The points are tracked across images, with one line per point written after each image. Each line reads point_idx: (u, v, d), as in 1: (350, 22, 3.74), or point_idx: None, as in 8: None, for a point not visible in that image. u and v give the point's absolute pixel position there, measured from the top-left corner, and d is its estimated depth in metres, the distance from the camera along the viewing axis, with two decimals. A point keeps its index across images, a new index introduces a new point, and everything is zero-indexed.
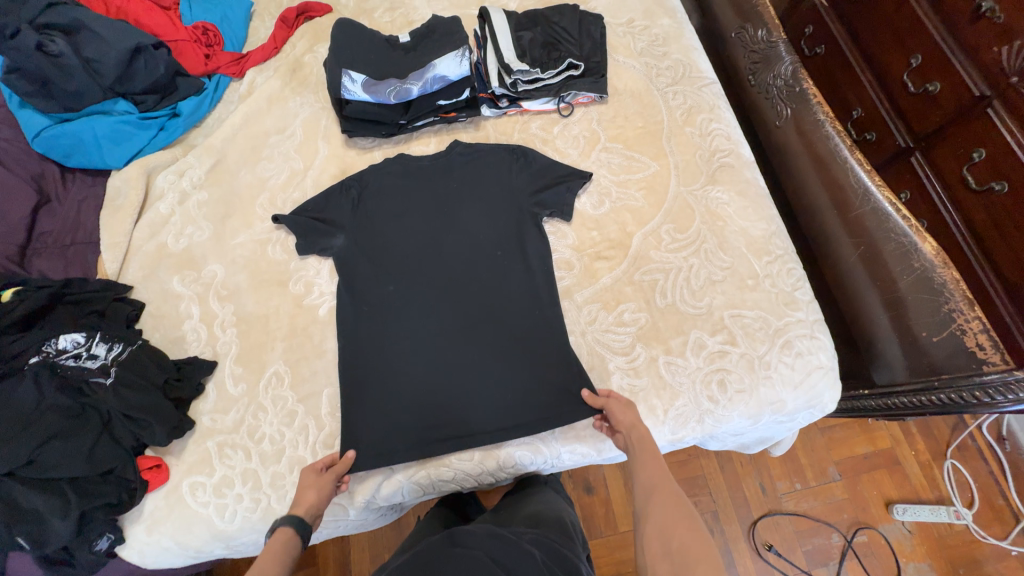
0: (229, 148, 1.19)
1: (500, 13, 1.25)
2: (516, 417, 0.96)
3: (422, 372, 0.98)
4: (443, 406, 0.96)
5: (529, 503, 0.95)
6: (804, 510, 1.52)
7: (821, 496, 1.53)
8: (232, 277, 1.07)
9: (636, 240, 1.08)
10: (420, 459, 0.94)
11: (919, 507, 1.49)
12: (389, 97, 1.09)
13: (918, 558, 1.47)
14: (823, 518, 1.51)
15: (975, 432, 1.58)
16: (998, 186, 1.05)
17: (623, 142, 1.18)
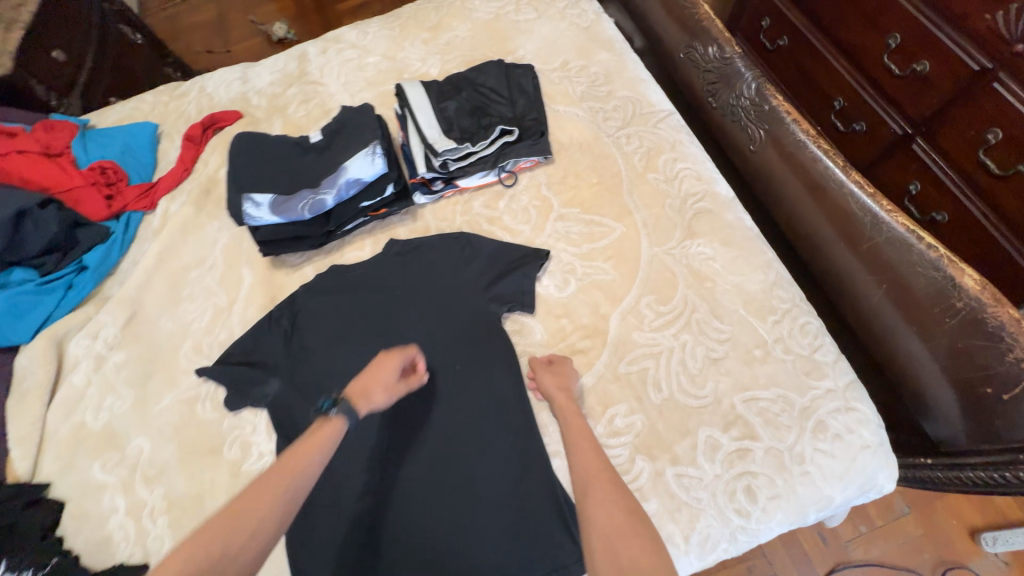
0: (147, 294, 1.07)
1: (418, 86, 1.11)
2: None
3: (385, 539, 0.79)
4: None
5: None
6: (876, 557, 1.25)
7: (892, 536, 1.27)
8: (159, 450, 0.92)
9: (613, 323, 0.92)
10: None
11: (1013, 534, 1.19)
12: (302, 213, 0.95)
13: None
14: (901, 564, 1.24)
15: None
16: None
17: (579, 204, 1.03)
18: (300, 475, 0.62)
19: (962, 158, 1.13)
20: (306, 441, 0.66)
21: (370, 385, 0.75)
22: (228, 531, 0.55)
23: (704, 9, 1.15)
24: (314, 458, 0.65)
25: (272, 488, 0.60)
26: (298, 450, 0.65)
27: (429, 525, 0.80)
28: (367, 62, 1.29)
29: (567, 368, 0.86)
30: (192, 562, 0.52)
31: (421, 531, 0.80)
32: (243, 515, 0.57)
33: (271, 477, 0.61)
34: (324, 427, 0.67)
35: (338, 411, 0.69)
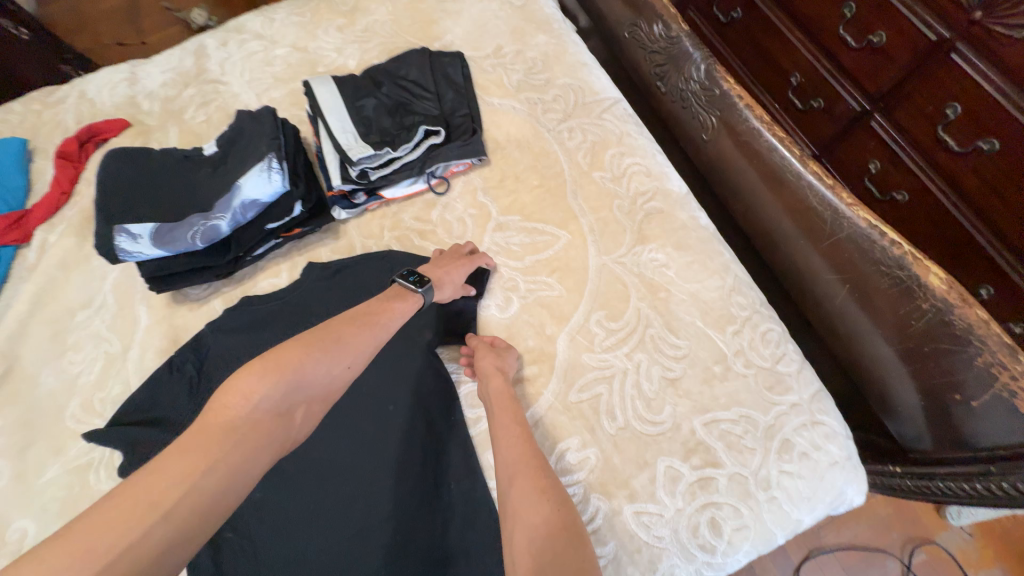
0: (24, 345, 0.91)
1: (329, 83, 0.97)
2: None
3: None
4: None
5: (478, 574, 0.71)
6: (850, 539, 1.19)
7: (862, 515, 1.20)
8: (45, 532, 0.79)
9: (561, 345, 0.82)
10: None
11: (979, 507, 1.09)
12: (193, 242, 0.82)
13: (988, 564, 1.16)
14: (873, 543, 1.18)
15: None
16: (987, 146, 0.94)
17: (520, 211, 0.92)
18: (387, 325, 0.70)
19: (921, 136, 1.07)
20: (389, 304, 0.72)
21: (445, 276, 0.79)
22: (319, 357, 0.60)
23: None
24: (397, 320, 0.72)
25: (355, 343, 0.65)
26: (392, 310, 0.71)
27: None
28: (274, 55, 1.12)
29: (508, 353, 0.80)
30: (296, 373, 0.58)
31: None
32: (333, 342, 0.63)
33: (361, 328, 0.66)
34: (407, 297, 0.74)
35: (421, 293, 0.75)
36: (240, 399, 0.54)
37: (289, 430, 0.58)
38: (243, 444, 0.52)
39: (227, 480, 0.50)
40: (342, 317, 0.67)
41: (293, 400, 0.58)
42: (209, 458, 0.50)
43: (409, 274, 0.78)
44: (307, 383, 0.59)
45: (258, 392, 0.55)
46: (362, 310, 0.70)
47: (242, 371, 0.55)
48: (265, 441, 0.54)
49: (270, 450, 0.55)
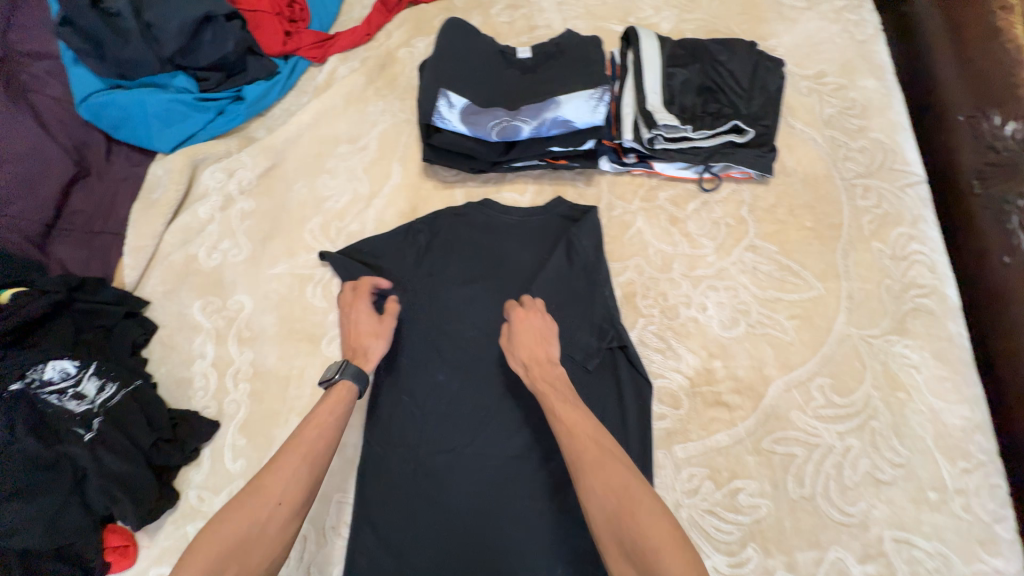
0: (290, 150, 0.99)
1: (653, 39, 0.95)
2: None
3: (449, 504, 0.75)
4: (461, 559, 0.72)
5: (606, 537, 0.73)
6: None
7: None
8: (259, 315, 0.88)
9: (774, 389, 0.79)
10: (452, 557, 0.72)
11: None
12: (490, 133, 0.83)
13: None
14: None
15: None
16: None
17: (779, 243, 0.88)
18: (319, 443, 0.65)
19: None
20: (317, 413, 0.68)
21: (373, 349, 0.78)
22: (247, 513, 0.58)
23: None
24: (328, 428, 0.67)
25: (284, 475, 0.61)
26: (320, 416, 0.68)
27: (497, 510, 0.75)
28: None
29: (529, 320, 0.78)
30: (223, 534, 0.56)
31: (485, 512, 0.74)
32: (256, 487, 0.60)
33: (286, 460, 0.62)
34: (341, 392, 0.71)
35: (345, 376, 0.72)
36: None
37: None
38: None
39: None
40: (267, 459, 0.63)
41: (228, 559, 0.54)
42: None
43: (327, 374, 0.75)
44: (249, 543, 0.56)
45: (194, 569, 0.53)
46: (291, 438, 0.65)
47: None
48: None
49: None
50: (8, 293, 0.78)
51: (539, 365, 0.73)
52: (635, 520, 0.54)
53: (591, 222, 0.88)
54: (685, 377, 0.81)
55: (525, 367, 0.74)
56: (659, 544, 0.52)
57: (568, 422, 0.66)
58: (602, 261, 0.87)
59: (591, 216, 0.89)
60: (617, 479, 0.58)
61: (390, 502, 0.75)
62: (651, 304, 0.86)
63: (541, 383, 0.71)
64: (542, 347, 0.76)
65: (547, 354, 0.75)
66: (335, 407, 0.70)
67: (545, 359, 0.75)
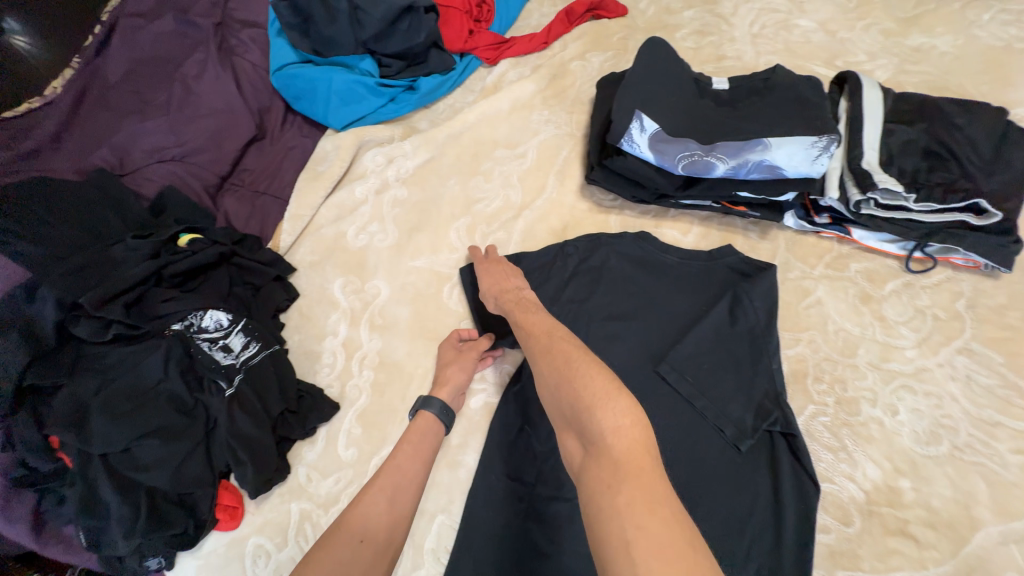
0: (449, 146, 0.99)
1: (875, 88, 0.83)
2: None
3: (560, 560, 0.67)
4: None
5: None
6: None
7: None
8: (394, 305, 0.87)
9: (983, 537, 0.63)
10: None
11: None
12: (679, 166, 0.76)
13: None
14: None
15: None
16: None
17: (1006, 354, 0.72)
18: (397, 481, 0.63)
19: None
20: (399, 453, 0.67)
21: (452, 380, 0.75)
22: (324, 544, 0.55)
23: None
24: (415, 465, 0.65)
25: (369, 506, 0.60)
26: (401, 457, 0.66)
27: None
28: (796, 24, 1.01)
29: (490, 263, 0.82)
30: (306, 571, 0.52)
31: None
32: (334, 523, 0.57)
33: (366, 499, 0.60)
34: (420, 431, 0.70)
35: (420, 409, 0.72)
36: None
37: None
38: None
39: None
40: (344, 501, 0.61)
41: None
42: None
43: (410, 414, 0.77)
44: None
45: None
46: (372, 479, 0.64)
47: None
48: None
49: None
50: (184, 235, 0.83)
51: (510, 293, 0.75)
52: (580, 386, 0.54)
53: (765, 279, 0.78)
54: (860, 490, 0.67)
55: (498, 297, 0.76)
56: (593, 402, 0.51)
57: (528, 327, 0.68)
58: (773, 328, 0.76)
59: (765, 272, 0.78)
60: (563, 359, 0.59)
61: (496, 539, 0.69)
62: (825, 391, 0.73)
63: (509, 304, 0.73)
64: (515, 280, 0.78)
65: (516, 283, 0.77)
66: (415, 448, 0.68)
67: (513, 288, 0.76)
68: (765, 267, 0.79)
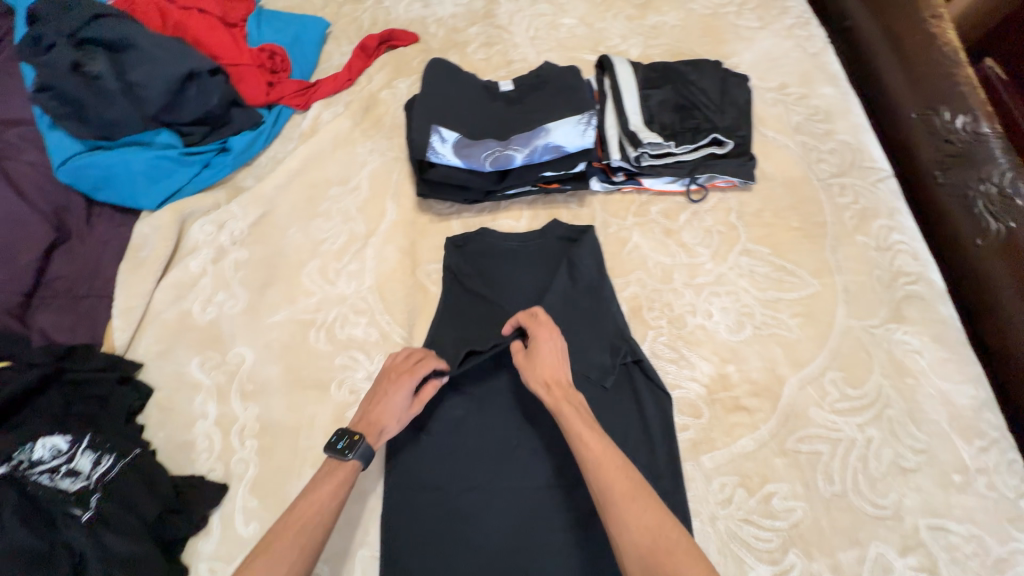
0: (281, 196, 0.99)
1: (626, 64, 1.01)
2: None
3: (482, 545, 0.71)
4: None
5: None
6: None
7: None
8: (262, 367, 0.84)
9: (789, 388, 0.80)
10: None
11: None
12: (484, 164, 0.85)
13: None
14: None
15: None
16: None
17: (771, 245, 0.91)
18: (312, 528, 0.61)
19: None
20: (313, 495, 0.64)
21: (382, 416, 0.71)
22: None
23: (964, 74, 1.01)
24: (328, 506, 0.63)
25: (270, 559, 0.57)
26: (316, 498, 0.63)
27: (532, 546, 0.71)
28: (562, 23, 1.18)
29: (547, 345, 0.75)
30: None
31: (521, 550, 0.70)
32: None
33: (282, 549, 0.58)
34: (340, 471, 0.67)
35: (353, 455, 0.67)
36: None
37: None
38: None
39: None
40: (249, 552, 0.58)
41: None
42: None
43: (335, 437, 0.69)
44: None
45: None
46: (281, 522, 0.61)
47: None
48: None
49: None
50: None
51: (562, 388, 0.71)
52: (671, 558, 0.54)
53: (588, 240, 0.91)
54: (702, 386, 0.81)
55: (547, 390, 0.72)
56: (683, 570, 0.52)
57: (590, 449, 0.64)
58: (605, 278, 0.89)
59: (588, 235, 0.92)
60: (647, 516, 0.57)
61: (420, 550, 0.71)
62: (658, 316, 0.87)
63: (565, 406, 0.69)
64: (563, 368, 0.73)
65: (566, 375, 0.73)
66: (330, 484, 0.65)
67: (558, 381, 0.72)
68: (587, 231, 0.92)
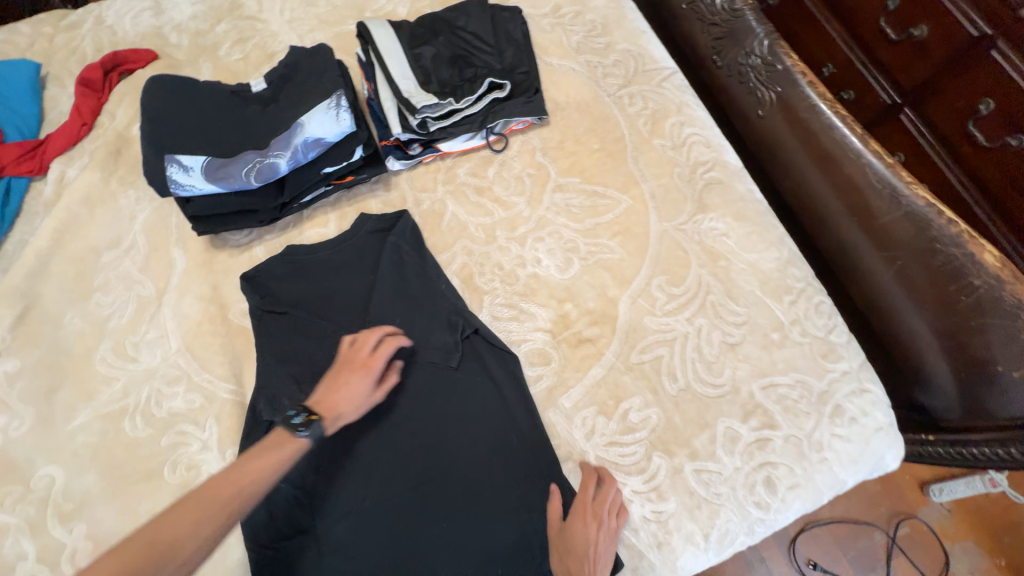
0: (43, 282, 0.84)
1: (385, 27, 0.92)
2: None
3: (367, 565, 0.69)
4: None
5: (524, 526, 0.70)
6: (840, 515, 1.51)
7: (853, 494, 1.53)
8: (77, 480, 0.74)
9: (623, 307, 0.83)
10: None
11: (955, 484, 1.47)
12: (247, 181, 0.77)
13: (962, 537, 1.49)
14: (861, 518, 1.50)
15: None
16: (1014, 141, 0.96)
17: (579, 173, 0.91)
18: (239, 500, 0.57)
19: (964, 148, 1.06)
20: (251, 465, 0.60)
21: (343, 402, 0.69)
22: (144, 566, 0.50)
23: None
24: (258, 488, 0.59)
25: (193, 524, 0.54)
26: (250, 469, 0.60)
27: (420, 545, 0.70)
28: None
29: (586, 535, 0.67)
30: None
31: (408, 555, 0.69)
32: (168, 540, 0.52)
33: (200, 511, 0.55)
34: (286, 445, 0.63)
35: (307, 432, 0.63)
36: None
37: None
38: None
39: None
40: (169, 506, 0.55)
41: None
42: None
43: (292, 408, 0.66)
44: None
45: None
46: (210, 482, 0.57)
47: None
48: None
49: None
50: None
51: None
52: None
53: (581, 531, 0.66)
54: (545, 333, 0.82)
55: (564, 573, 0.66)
56: None
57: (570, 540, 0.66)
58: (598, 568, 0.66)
59: (586, 533, 0.67)
60: None
61: None
62: (490, 278, 0.85)
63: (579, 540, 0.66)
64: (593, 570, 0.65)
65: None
66: (271, 457, 0.61)
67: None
68: (586, 524, 0.67)
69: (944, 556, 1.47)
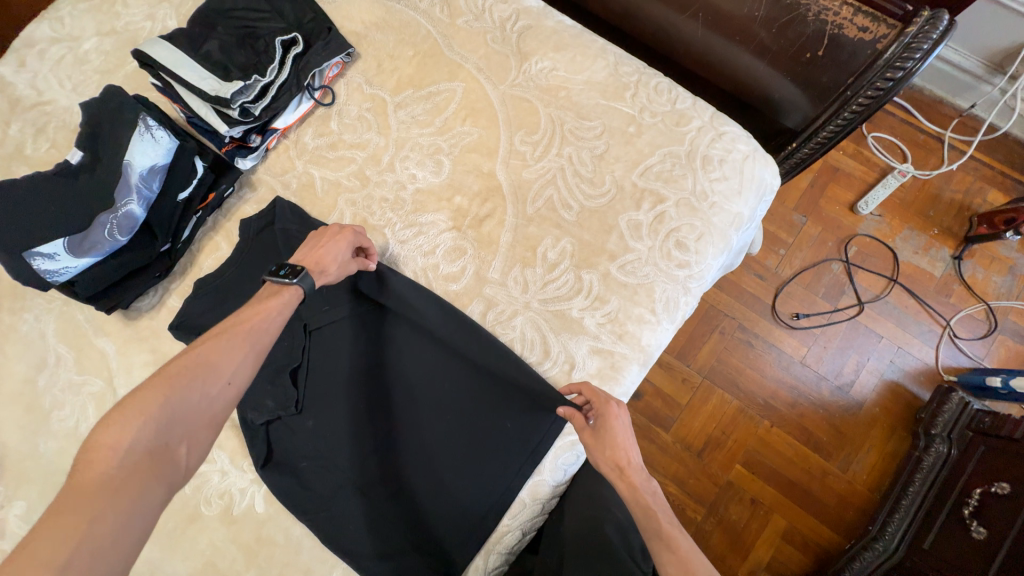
0: (2, 429, 0.87)
1: (159, 42, 0.91)
2: (515, 451, 0.78)
3: (394, 486, 0.80)
4: (454, 505, 0.78)
5: (498, 404, 0.79)
6: (800, 266, 1.52)
7: (803, 245, 1.54)
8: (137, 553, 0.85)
9: (501, 174, 0.89)
10: (433, 518, 0.78)
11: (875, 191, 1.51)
12: (116, 238, 0.83)
13: (900, 231, 1.52)
14: (817, 260, 1.52)
15: (889, 108, 1.59)
16: None
17: (409, 85, 0.95)
18: (261, 331, 0.65)
19: None
20: (259, 305, 0.68)
21: (325, 257, 0.76)
22: (191, 384, 0.56)
23: None
24: (273, 322, 0.67)
25: (217, 355, 0.60)
26: (254, 312, 0.66)
27: (441, 450, 0.79)
28: (85, 51, 1.01)
29: (614, 418, 0.72)
30: (162, 409, 0.53)
31: (425, 465, 0.80)
32: (196, 366, 0.58)
33: (230, 345, 0.61)
34: (283, 292, 0.70)
35: (297, 281, 0.70)
36: (105, 453, 0.50)
37: (180, 465, 0.54)
38: (122, 487, 0.49)
39: (139, 511, 0.49)
40: (202, 338, 0.61)
41: (172, 433, 0.54)
42: (86, 518, 0.46)
43: (280, 268, 0.73)
44: (189, 417, 0.55)
45: (124, 441, 0.51)
46: (219, 325, 0.64)
47: (97, 426, 0.51)
48: (154, 481, 0.51)
49: (164, 488, 0.52)
50: None
51: (626, 472, 0.69)
52: None
53: (617, 417, 0.72)
54: (451, 231, 0.88)
55: (616, 471, 0.70)
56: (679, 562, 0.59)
57: (608, 441, 0.71)
58: (636, 452, 0.72)
59: (618, 413, 0.73)
60: None
61: (359, 532, 0.79)
62: (382, 214, 0.91)
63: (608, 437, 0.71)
64: (631, 449, 0.71)
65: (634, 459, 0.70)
66: (275, 301, 0.69)
67: (627, 464, 0.70)
68: (612, 405, 0.73)
69: (894, 254, 1.51)
